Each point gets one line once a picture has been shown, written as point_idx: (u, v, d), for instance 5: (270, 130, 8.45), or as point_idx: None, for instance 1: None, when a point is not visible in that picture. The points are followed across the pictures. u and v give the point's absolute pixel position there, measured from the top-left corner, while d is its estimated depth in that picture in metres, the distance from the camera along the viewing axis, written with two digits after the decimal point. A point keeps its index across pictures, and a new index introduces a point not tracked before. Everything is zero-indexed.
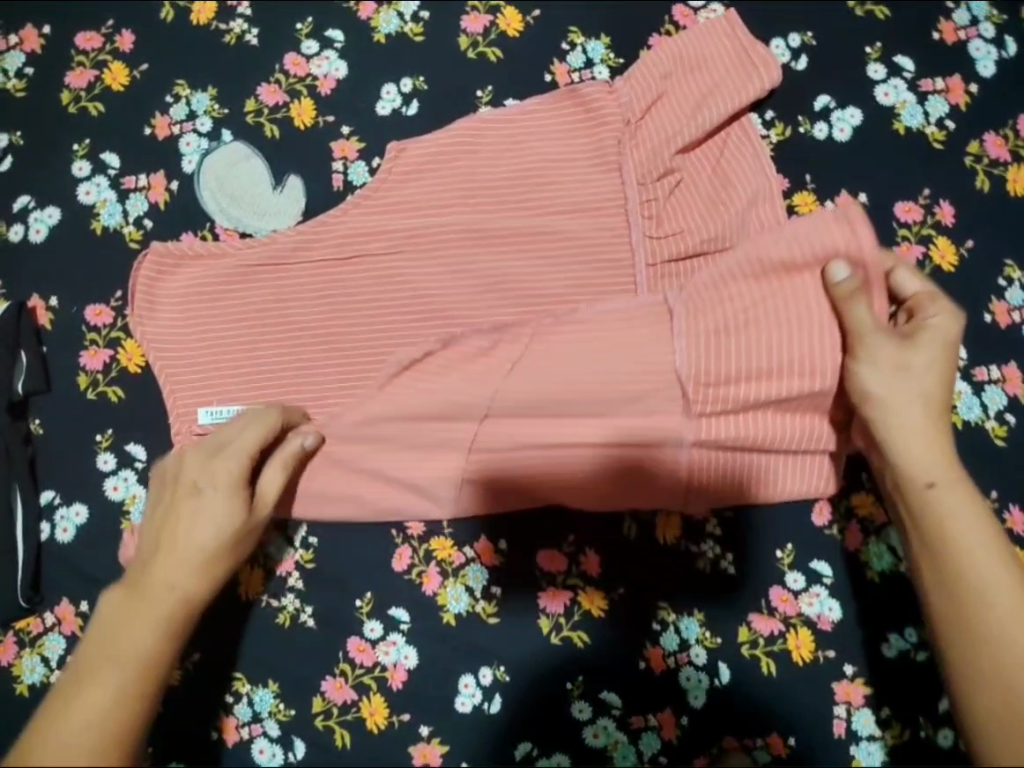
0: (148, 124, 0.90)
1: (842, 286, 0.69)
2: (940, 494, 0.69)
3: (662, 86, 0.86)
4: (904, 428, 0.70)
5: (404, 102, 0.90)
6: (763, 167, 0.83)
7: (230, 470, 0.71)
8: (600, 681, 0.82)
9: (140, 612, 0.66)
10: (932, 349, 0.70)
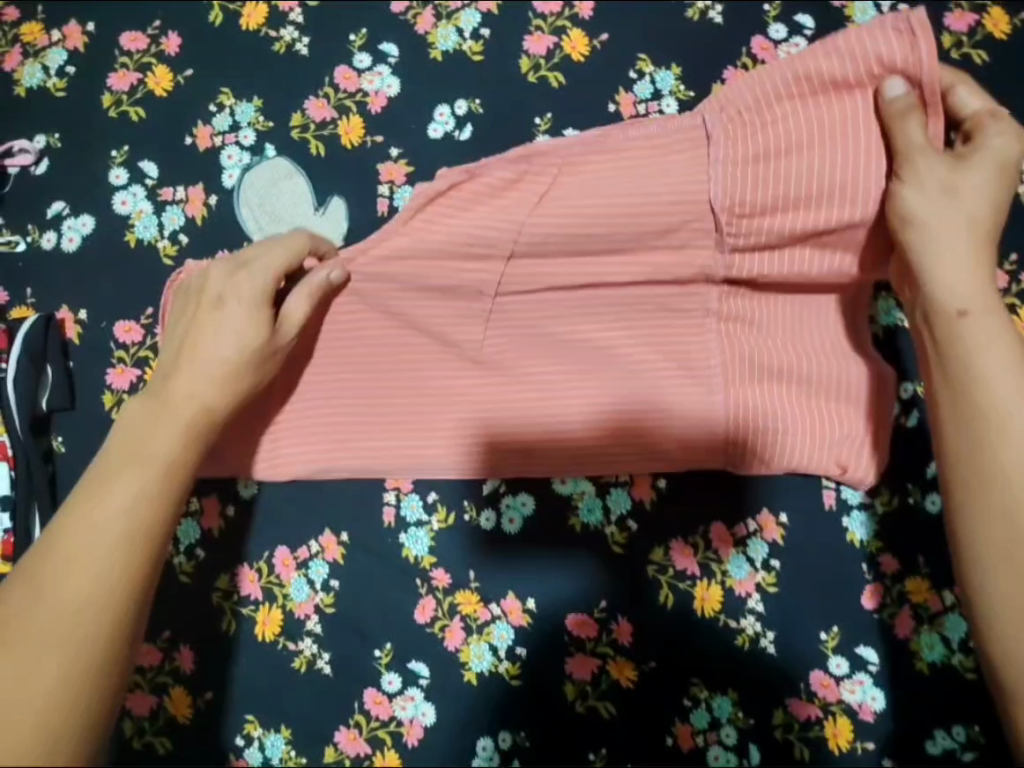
0: (189, 133, 0.86)
1: (895, 102, 0.63)
2: (973, 324, 0.62)
3: (779, 108, 0.67)
4: (943, 250, 0.63)
5: (457, 126, 0.85)
6: None
7: (257, 274, 0.70)
8: (623, 755, 0.78)
9: (134, 464, 0.63)
10: (987, 169, 0.64)
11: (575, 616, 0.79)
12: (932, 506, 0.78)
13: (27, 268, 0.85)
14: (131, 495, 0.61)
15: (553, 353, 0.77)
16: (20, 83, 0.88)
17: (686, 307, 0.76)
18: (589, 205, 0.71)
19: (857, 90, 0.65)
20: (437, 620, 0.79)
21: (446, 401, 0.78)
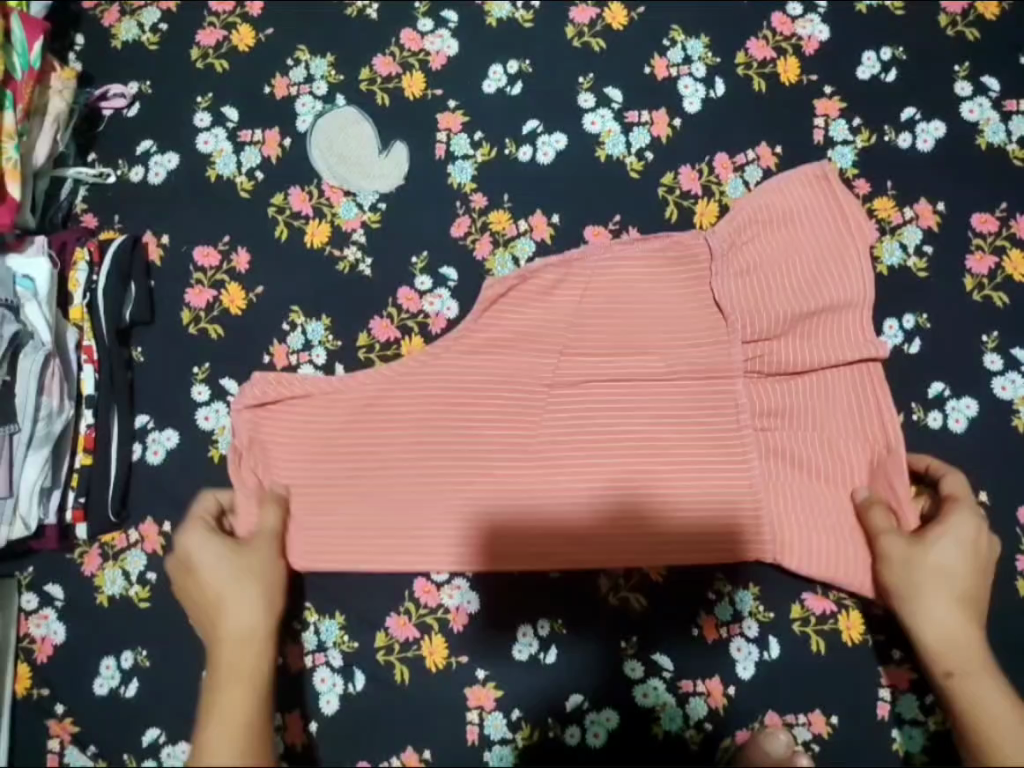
0: (268, 83, 0.96)
1: (802, 190, 0.90)
2: (959, 683, 0.74)
3: (762, 249, 0.89)
4: (933, 621, 0.76)
5: (509, 83, 0.95)
6: (861, 280, 0.87)
7: (196, 538, 0.79)
8: (653, 643, 0.86)
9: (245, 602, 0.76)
10: (954, 538, 0.77)
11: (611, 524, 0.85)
12: (933, 423, 0.88)
13: (115, 197, 0.95)
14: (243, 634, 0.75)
15: (590, 285, 0.90)
16: (117, 36, 0.98)
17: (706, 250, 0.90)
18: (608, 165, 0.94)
19: (792, 192, 0.90)
20: (486, 519, 0.85)
21: (498, 321, 0.89)
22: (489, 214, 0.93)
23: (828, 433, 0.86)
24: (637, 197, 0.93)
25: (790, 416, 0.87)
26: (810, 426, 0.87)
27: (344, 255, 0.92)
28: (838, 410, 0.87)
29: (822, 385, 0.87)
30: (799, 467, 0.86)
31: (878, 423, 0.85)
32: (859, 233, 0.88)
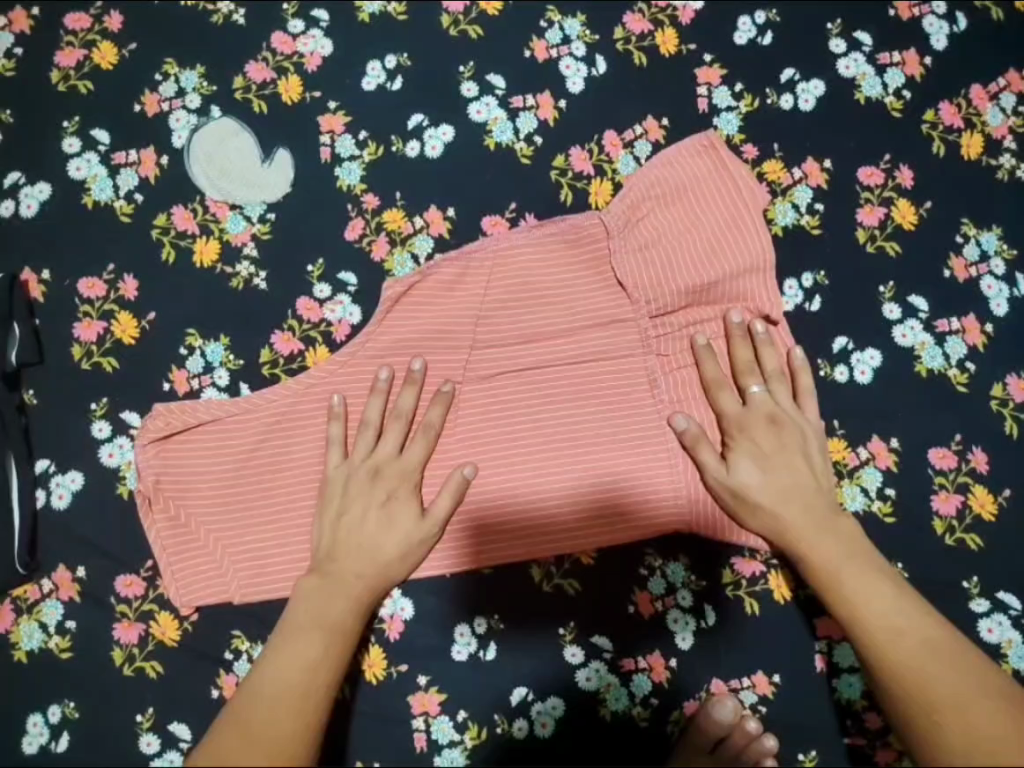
0: (138, 101, 0.92)
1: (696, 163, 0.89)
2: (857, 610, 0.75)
3: (660, 224, 0.88)
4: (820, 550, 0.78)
5: (388, 78, 0.93)
6: (761, 244, 0.87)
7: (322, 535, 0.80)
8: (591, 626, 0.86)
9: (309, 636, 0.73)
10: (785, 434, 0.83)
11: (530, 514, 0.84)
12: (840, 377, 0.90)
13: None
14: (306, 666, 0.71)
15: (491, 275, 0.88)
16: None
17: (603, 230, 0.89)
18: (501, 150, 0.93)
19: (684, 166, 0.90)
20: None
21: (402, 322, 0.87)
22: (383, 214, 0.91)
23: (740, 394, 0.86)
24: (530, 182, 0.92)
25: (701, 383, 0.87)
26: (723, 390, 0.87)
27: (237, 271, 0.90)
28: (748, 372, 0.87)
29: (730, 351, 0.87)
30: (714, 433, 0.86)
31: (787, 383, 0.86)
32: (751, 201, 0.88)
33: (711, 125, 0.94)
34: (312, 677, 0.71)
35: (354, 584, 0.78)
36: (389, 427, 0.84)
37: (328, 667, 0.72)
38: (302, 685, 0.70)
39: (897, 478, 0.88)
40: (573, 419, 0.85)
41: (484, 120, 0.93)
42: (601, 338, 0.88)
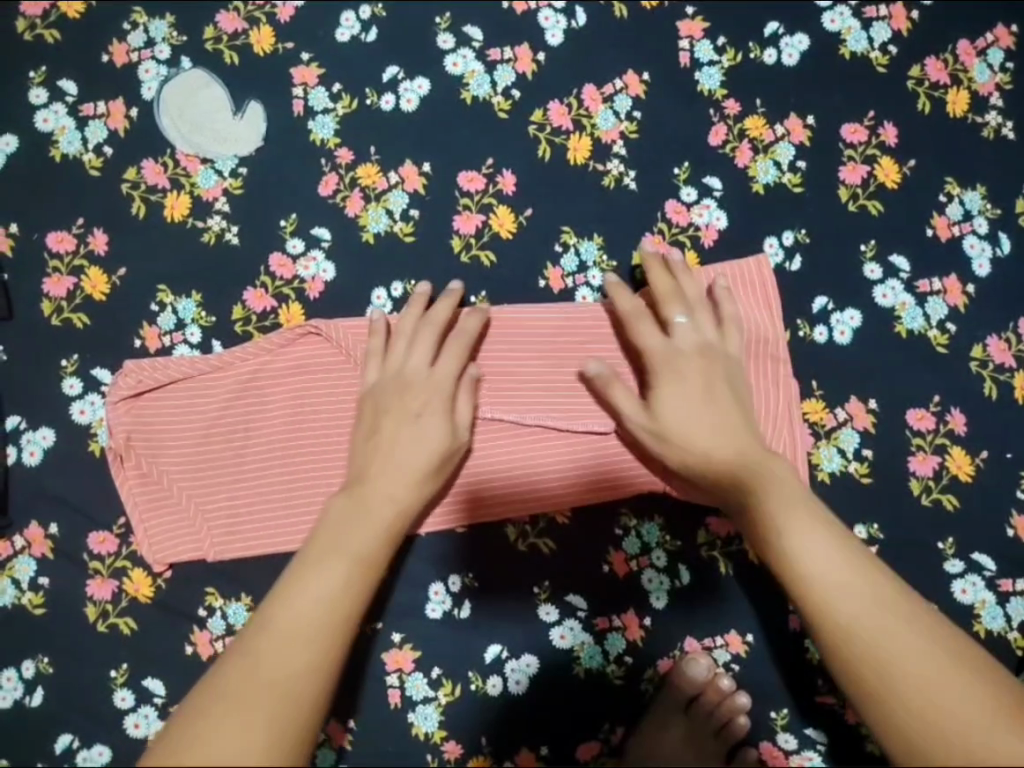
0: (106, 51, 0.90)
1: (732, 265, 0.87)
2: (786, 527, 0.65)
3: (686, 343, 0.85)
4: (774, 480, 0.70)
5: (363, 29, 0.91)
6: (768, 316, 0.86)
7: (365, 446, 0.77)
8: (566, 585, 0.86)
9: (325, 564, 0.64)
10: (699, 384, 0.77)
11: (503, 486, 0.84)
12: (819, 337, 0.89)
13: None
14: (334, 592, 0.62)
15: None
16: None
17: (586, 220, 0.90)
18: (477, 104, 0.91)
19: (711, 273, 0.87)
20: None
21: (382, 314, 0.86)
22: (358, 169, 0.90)
23: None
24: (507, 138, 0.91)
25: None
26: None
27: (208, 226, 0.88)
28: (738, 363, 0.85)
29: None
30: None
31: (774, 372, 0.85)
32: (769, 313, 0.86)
33: (692, 80, 0.92)
34: (311, 678, 0.58)
35: (379, 505, 0.71)
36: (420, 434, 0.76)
37: (351, 600, 0.63)
38: (313, 645, 0.59)
39: (875, 440, 0.88)
40: (560, 376, 0.85)
41: (461, 74, 0.91)
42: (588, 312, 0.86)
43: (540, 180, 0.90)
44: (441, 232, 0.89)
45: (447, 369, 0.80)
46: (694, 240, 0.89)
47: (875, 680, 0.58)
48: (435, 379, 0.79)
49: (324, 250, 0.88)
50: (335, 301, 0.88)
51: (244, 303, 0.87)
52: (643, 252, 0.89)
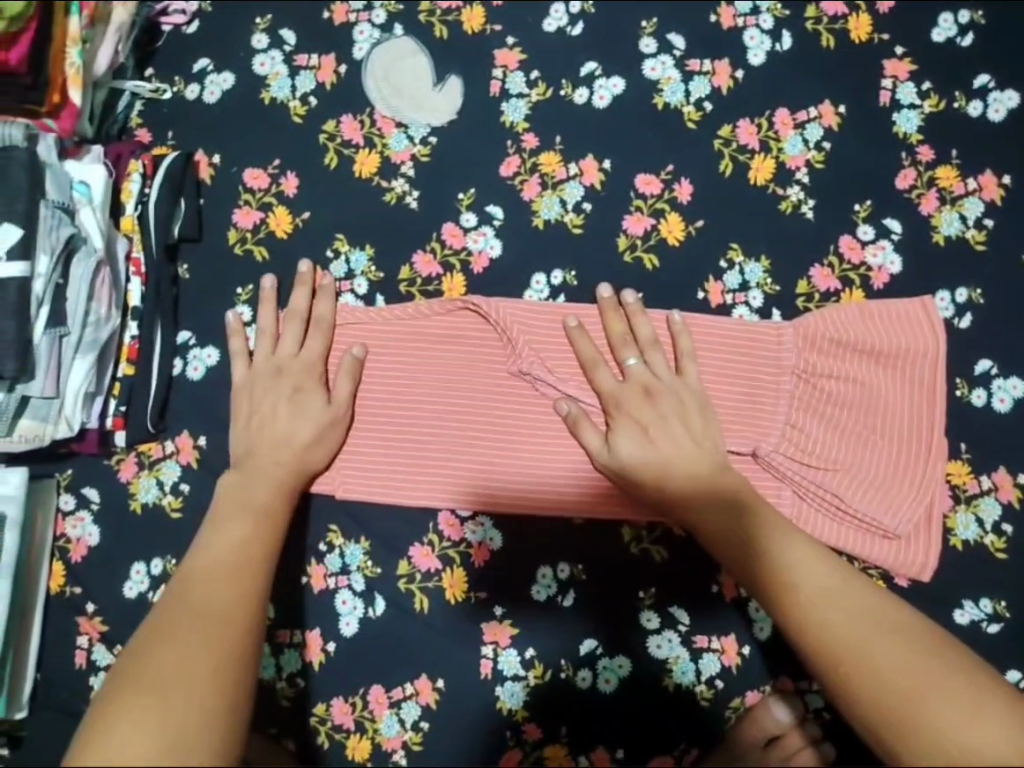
0: (327, 9, 0.95)
1: (910, 309, 0.85)
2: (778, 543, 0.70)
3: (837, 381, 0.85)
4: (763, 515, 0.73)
5: (570, 23, 0.94)
6: (930, 368, 0.84)
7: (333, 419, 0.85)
8: (672, 596, 0.86)
9: (221, 537, 0.69)
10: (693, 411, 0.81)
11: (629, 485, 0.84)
12: (977, 400, 0.86)
13: (170, 113, 0.95)
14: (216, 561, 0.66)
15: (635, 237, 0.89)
16: None
17: (757, 240, 0.89)
18: (668, 111, 0.92)
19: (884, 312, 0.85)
20: (503, 471, 0.86)
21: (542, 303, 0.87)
22: (540, 156, 0.92)
23: (867, 433, 0.84)
24: (691, 148, 0.91)
25: (833, 410, 0.85)
26: (854, 423, 0.84)
27: (392, 187, 0.92)
28: (886, 410, 0.84)
29: (874, 404, 0.84)
30: (834, 450, 0.84)
31: (923, 427, 0.84)
32: (934, 364, 0.84)
33: (889, 121, 0.91)
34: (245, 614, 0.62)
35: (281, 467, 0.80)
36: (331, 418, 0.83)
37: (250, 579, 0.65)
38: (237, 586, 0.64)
39: (1017, 516, 0.84)
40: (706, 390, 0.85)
41: (657, 79, 0.92)
42: (745, 332, 0.86)
43: (716, 194, 0.90)
44: (611, 229, 0.91)
45: (643, 372, 0.83)
46: (864, 280, 0.88)
47: (930, 743, 0.55)
48: (621, 391, 0.82)
49: (496, 227, 0.91)
50: (498, 277, 0.90)
51: (413, 263, 0.91)
52: (808, 283, 0.88)
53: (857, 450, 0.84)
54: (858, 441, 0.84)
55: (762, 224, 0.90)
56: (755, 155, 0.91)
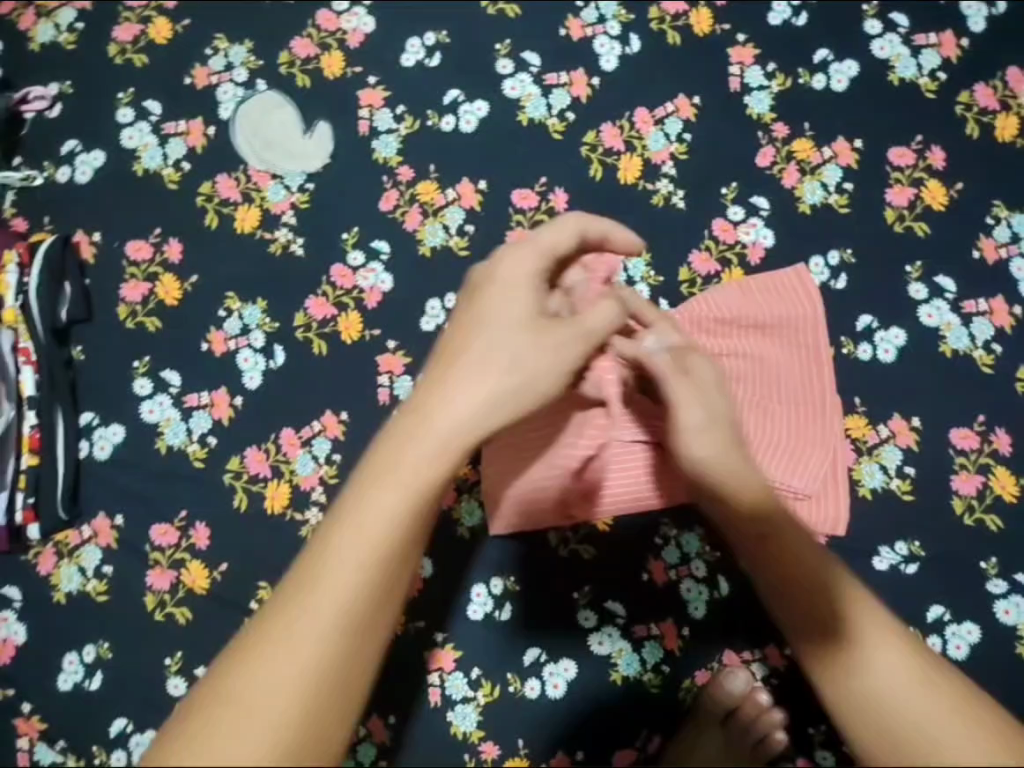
0: (188, 74, 0.97)
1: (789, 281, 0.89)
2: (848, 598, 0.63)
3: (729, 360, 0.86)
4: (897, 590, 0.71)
5: (427, 55, 0.97)
6: (812, 335, 0.88)
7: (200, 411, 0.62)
8: (605, 592, 0.88)
9: (382, 509, 0.50)
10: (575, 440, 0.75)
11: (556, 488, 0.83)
12: (862, 354, 0.90)
13: (44, 199, 0.95)
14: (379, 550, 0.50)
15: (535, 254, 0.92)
16: (34, 38, 0.99)
17: (633, 235, 0.92)
18: (531, 126, 0.95)
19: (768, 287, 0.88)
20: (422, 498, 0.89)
21: None
22: (417, 186, 0.94)
23: (767, 403, 0.86)
24: (561, 158, 0.94)
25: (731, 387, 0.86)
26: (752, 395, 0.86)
27: (275, 237, 0.93)
28: (780, 378, 0.86)
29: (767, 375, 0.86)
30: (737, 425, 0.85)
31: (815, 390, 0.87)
32: (815, 329, 0.88)
33: (742, 104, 0.95)
34: (328, 638, 0.48)
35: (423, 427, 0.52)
36: (560, 340, 0.56)
37: (366, 590, 0.49)
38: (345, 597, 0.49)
39: (917, 457, 0.88)
40: None
41: (517, 96, 0.95)
42: None
43: (590, 197, 0.93)
44: (494, 247, 0.93)
45: None
46: (741, 258, 0.91)
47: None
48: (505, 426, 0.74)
49: (382, 262, 0.93)
50: (392, 309, 0.91)
51: (305, 309, 0.92)
52: (689, 269, 0.92)
53: (761, 421, 0.85)
54: (760, 412, 0.85)
55: (636, 220, 0.93)
56: (620, 155, 0.94)
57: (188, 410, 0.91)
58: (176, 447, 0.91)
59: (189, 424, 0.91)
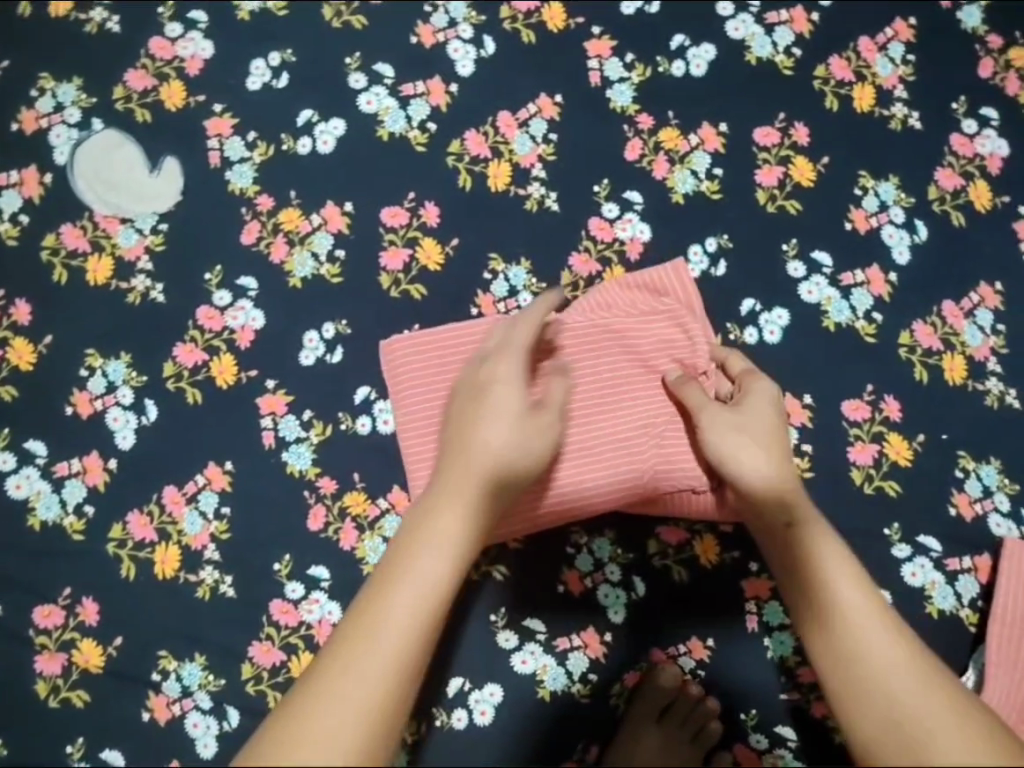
0: (15, 120, 0.90)
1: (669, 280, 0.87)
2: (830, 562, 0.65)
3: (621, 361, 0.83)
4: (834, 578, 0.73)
5: (273, 75, 0.92)
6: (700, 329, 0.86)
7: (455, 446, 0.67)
8: (522, 610, 0.86)
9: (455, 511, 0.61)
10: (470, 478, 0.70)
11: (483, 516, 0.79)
12: (750, 339, 0.90)
13: None
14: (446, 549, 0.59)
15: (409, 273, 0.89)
16: None
17: (510, 243, 0.90)
18: (391, 141, 0.91)
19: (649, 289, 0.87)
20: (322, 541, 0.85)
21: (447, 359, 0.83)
22: (279, 215, 0.89)
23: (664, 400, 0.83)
24: (427, 171, 0.91)
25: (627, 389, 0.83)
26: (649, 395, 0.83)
27: (132, 286, 0.88)
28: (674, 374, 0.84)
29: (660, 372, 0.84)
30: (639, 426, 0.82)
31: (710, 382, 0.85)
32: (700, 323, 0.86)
33: (604, 98, 0.93)
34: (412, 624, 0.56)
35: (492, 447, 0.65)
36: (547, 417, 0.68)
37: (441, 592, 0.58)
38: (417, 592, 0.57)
39: (813, 434, 0.88)
40: None
41: (374, 111, 0.92)
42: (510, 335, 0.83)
43: (462, 209, 0.91)
44: (368, 270, 0.89)
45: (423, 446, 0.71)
46: (621, 256, 0.90)
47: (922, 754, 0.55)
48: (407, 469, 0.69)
49: (251, 300, 0.88)
50: (267, 347, 0.87)
51: (174, 359, 0.87)
52: (570, 272, 0.90)
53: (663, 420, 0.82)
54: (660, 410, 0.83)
55: (512, 227, 0.90)
56: (487, 162, 0.91)
57: (59, 481, 0.85)
58: (51, 522, 0.85)
59: (61, 495, 0.85)
